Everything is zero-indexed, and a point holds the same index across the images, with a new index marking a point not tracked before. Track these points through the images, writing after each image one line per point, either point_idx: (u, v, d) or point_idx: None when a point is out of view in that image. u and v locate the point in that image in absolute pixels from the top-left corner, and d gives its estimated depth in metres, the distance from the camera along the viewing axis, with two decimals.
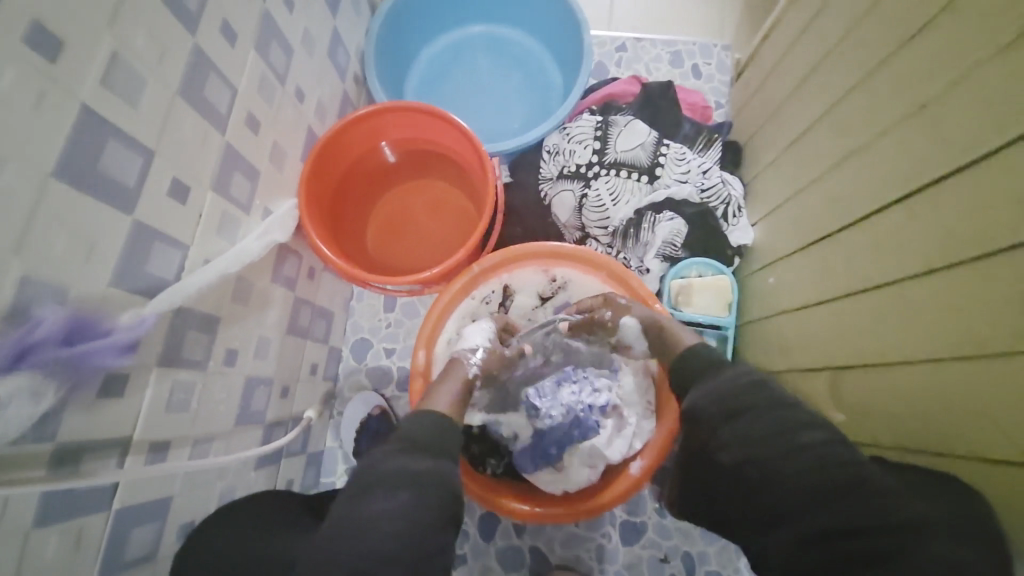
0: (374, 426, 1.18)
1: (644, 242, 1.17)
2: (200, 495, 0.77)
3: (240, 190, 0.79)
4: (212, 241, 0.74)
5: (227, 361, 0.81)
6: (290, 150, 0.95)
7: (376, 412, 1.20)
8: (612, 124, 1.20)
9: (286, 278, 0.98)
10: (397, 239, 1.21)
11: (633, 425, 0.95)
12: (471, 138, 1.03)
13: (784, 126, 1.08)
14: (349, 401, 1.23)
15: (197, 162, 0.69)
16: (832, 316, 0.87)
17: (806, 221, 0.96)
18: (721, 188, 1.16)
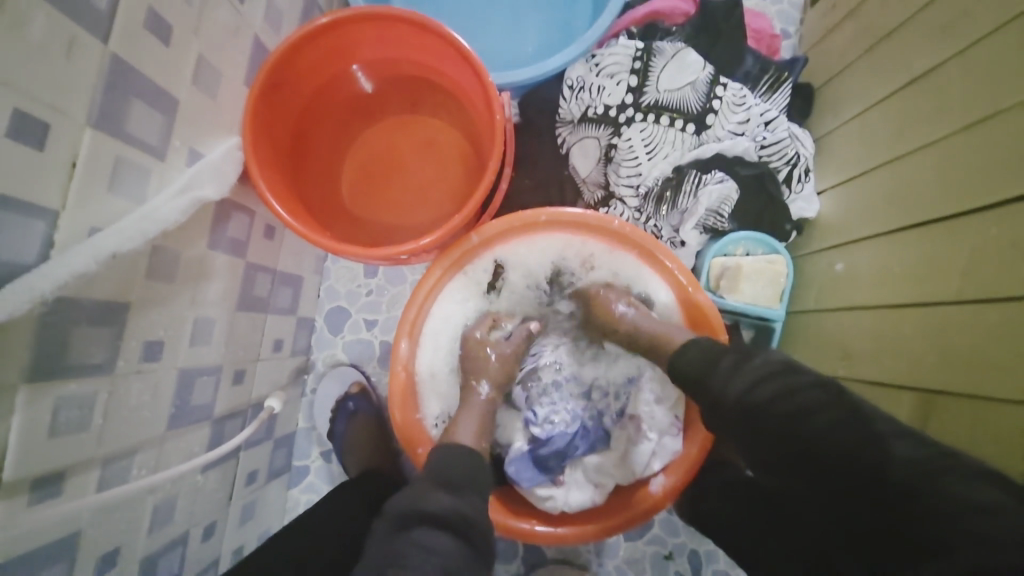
0: (352, 406, 1.02)
1: (682, 210, 0.94)
2: (123, 520, 0.63)
3: (145, 129, 0.57)
4: (105, 202, 0.53)
5: (148, 356, 0.62)
6: (229, 69, 0.70)
7: (354, 392, 1.04)
8: (656, 53, 0.93)
9: (233, 240, 0.76)
10: (377, 190, 0.97)
11: (654, 442, 0.77)
12: (473, 61, 0.77)
13: (886, 68, 0.85)
14: (324, 378, 1.07)
15: (55, 88, 0.47)
16: (928, 325, 0.69)
17: (905, 199, 0.76)
18: (788, 145, 0.93)
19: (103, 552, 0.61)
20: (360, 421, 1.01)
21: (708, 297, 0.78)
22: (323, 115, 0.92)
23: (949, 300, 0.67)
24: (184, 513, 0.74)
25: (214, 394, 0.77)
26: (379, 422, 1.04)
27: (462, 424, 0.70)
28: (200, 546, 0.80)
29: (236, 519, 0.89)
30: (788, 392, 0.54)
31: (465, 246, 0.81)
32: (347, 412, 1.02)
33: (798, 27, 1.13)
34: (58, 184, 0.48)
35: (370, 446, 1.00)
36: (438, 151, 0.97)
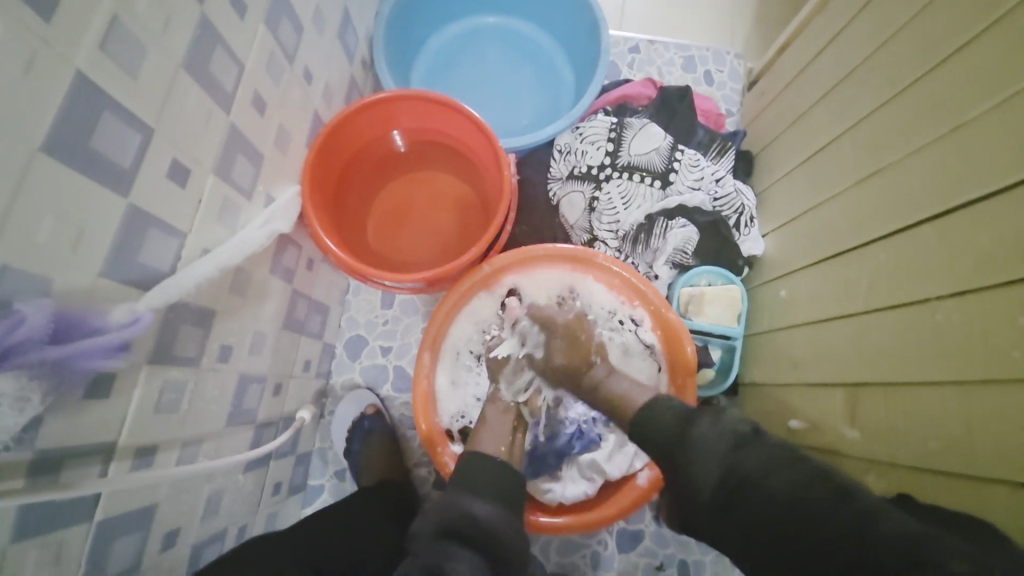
0: (367, 425, 1.13)
1: (654, 249, 1.14)
2: (186, 502, 0.72)
3: (242, 177, 0.74)
4: (212, 230, 0.69)
5: (221, 358, 0.75)
6: (296, 134, 0.90)
7: (370, 412, 1.15)
8: (626, 127, 1.17)
9: (285, 269, 0.92)
10: (399, 232, 1.15)
11: (636, 443, 0.92)
12: (487, 131, 0.98)
13: (800, 140, 1.10)
14: (341, 400, 1.18)
15: (195, 145, 0.64)
16: (850, 333, 0.87)
17: (826, 237, 0.97)
18: (736, 198, 1.16)
19: (168, 530, 0.70)
20: (375, 438, 1.11)
21: (679, 316, 0.95)
22: (358, 171, 1.11)
23: (860, 311, 0.85)
24: (226, 509, 0.83)
25: (259, 402, 0.89)
26: (393, 437, 1.15)
27: (484, 434, 0.81)
28: (232, 545, 0.87)
29: (260, 526, 0.97)
30: (746, 458, 0.62)
31: (480, 275, 0.97)
32: (363, 430, 1.13)
33: (738, 108, 1.40)
34: (188, 213, 0.64)
35: (384, 461, 1.09)
36: (451, 201, 1.17)
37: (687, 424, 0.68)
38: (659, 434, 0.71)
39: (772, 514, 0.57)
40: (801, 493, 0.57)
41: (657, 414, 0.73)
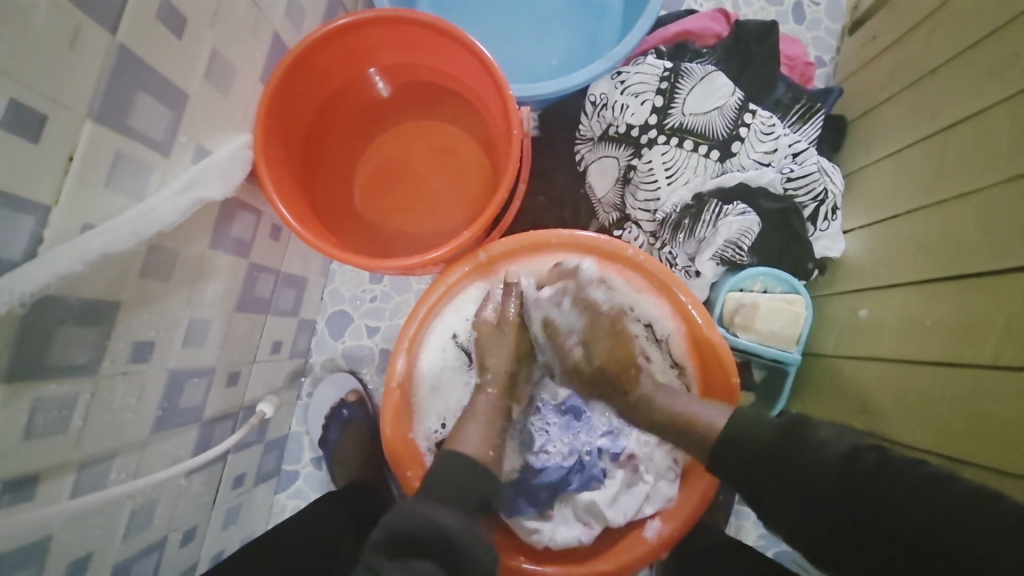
0: (346, 414, 1.01)
1: (699, 238, 0.90)
2: (99, 522, 0.62)
3: (150, 126, 0.55)
4: (100, 198, 0.52)
5: (136, 357, 0.60)
6: (244, 66, 0.69)
7: (350, 400, 1.02)
8: (683, 75, 0.90)
9: (235, 240, 0.74)
10: (389, 196, 0.94)
11: (649, 484, 0.73)
12: (494, 72, 0.74)
13: (925, 109, 0.82)
14: (321, 381, 1.05)
15: (57, 81, 0.45)
16: (963, 386, 0.66)
17: (941, 250, 0.73)
18: (817, 180, 0.89)
19: (74, 558, 0.60)
20: (353, 429, 1.00)
21: (722, 335, 0.74)
22: (336, 120, 0.91)
23: (985, 363, 0.63)
24: (163, 517, 0.72)
25: (205, 397, 0.75)
26: (372, 431, 1.02)
27: (466, 431, 0.65)
28: (178, 551, 0.78)
29: (219, 522, 0.86)
30: (799, 448, 0.53)
31: (472, 264, 0.78)
32: (341, 420, 1.01)
33: (834, 55, 1.08)
34: (51, 179, 0.47)
35: (361, 459, 0.98)
36: (454, 160, 0.95)
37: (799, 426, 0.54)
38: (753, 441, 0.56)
39: (922, 512, 0.46)
40: (936, 502, 0.46)
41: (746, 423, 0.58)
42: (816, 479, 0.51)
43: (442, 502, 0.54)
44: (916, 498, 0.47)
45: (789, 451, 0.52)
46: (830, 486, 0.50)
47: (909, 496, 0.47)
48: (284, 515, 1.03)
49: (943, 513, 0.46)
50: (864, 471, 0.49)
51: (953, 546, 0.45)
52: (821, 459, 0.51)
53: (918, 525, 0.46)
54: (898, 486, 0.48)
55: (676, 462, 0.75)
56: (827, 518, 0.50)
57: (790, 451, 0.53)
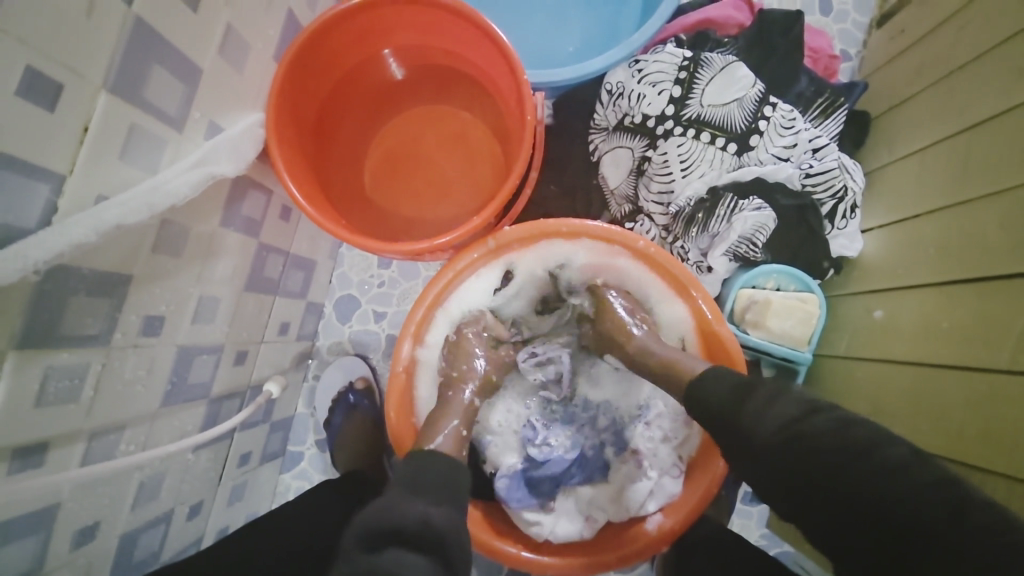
0: (352, 400, 1.01)
1: (712, 234, 0.89)
2: (109, 492, 0.63)
3: (164, 100, 0.55)
4: (114, 170, 0.52)
5: (146, 331, 0.61)
6: (259, 44, 0.69)
7: (359, 386, 1.03)
8: (703, 65, 0.88)
9: (246, 219, 0.74)
10: (400, 180, 0.94)
11: (652, 480, 0.72)
12: (509, 55, 0.73)
13: (953, 105, 0.79)
14: (327, 366, 1.06)
15: (75, 50, 0.46)
16: (982, 392, 0.63)
17: (964, 249, 0.71)
18: (837, 177, 0.87)
19: (83, 526, 0.61)
20: (357, 417, 1.01)
21: (732, 332, 0.72)
22: (349, 103, 0.90)
23: (1005, 368, 0.61)
24: (171, 490, 0.74)
25: (213, 374, 0.76)
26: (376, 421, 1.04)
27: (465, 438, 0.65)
28: (184, 524, 0.79)
29: (225, 497, 0.88)
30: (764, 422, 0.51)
31: (481, 251, 0.77)
32: (347, 405, 1.01)
33: (860, 49, 1.05)
34: (66, 148, 0.47)
35: (361, 444, 1.00)
36: (467, 146, 0.94)
37: (743, 391, 0.55)
38: (709, 400, 0.57)
39: (843, 476, 0.46)
40: (859, 469, 0.45)
41: (708, 386, 0.58)
42: (753, 443, 0.51)
43: (421, 495, 0.54)
44: (841, 464, 0.46)
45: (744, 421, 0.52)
46: (765, 449, 0.50)
47: (835, 464, 0.46)
48: (288, 494, 1.05)
49: (861, 477, 0.45)
50: (796, 435, 0.49)
51: (869, 511, 0.45)
52: (757, 422, 0.51)
53: (835, 489, 0.46)
54: (825, 452, 0.47)
55: (680, 456, 0.74)
56: (764, 479, 0.51)
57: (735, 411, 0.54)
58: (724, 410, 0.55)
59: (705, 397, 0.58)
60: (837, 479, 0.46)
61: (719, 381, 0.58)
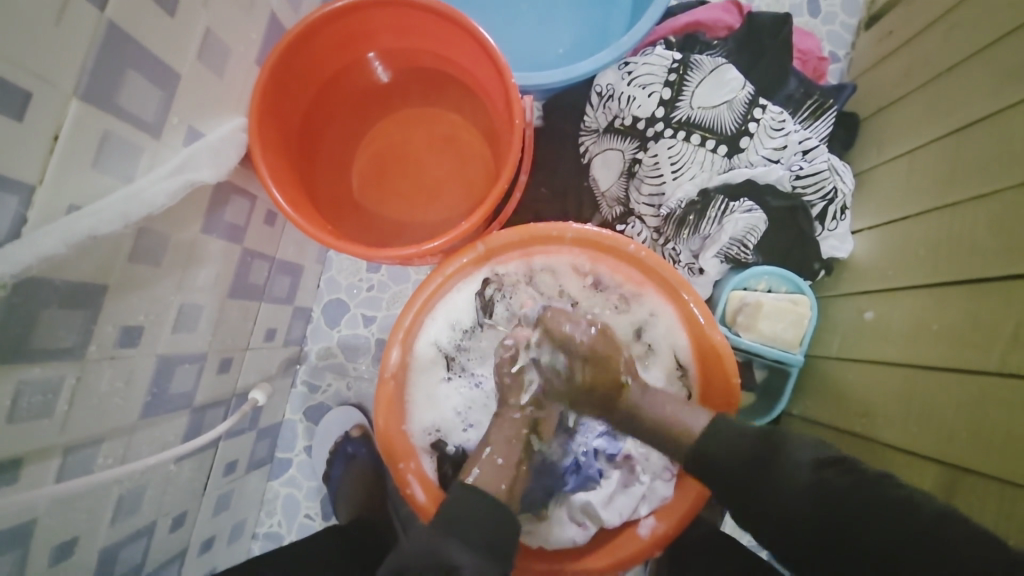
0: (351, 450, 0.99)
1: (704, 235, 0.89)
2: (87, 508, 0.61)
3: (139, 105, 0.54)
4: (87, 177, 0.50)
5: (123, 343, 0.59)
6: (240, 46, 0.67)
7: (355, 435, 1.01)
8: (692, 67, 0.88)
9: (229, 225, 0.72)
10: (388, 183, 0.92)
11: (645, 484, 0.73)
12: (497, 58, 0.72)
13: (940, 108, 0.79)
14: (328, 410, 1.04)
15: (44, 54, 0.44)
16: (971, 395, 0.64)
17: (952, 252, 0.71)
18: (827, 179, 0.87)
19: (61, 542, 0.59)
20: (356, 467, 0.98)
21: (724, 336, 0.71)
22: (334, 105, 0.88)
23: (993, 371, 0.61)
24: (153, 503, 0.72)
25: (196, 383, 0.74)
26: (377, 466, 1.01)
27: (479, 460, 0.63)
28: (167, 536, 0.77)
29: (210, 507, 0.86)
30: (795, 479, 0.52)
31: (469, 256, 0.76)
32: (346, 456, 0.99)
33: (848, 51, 1.06)
34: (36, 156, 0.45)
35: (366, 496, 0.95)
36: (455, 149, 0.93)
37: (773, 445, 0.55)
38: (725, 460, 0.56)
39: (883, 531, 0.48)
40: (897, 524, 0.48)
41: (719, 441, 0.58)
42: (782, 498, 0.52)
43: None
44: (880, 519, 0.48)
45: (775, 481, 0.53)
46: (799, 504, 0.51)
47: (866, 515, 0.49)
48: (276, 501, 1.02)
49: (893, 529, 0.48)
50: (830, 490, 0.51)
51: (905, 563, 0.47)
52: (788, 478, 0.52)
53: (873, 544, 0.48)
54: (858, 504, 0.50)
55: (671, 460, 0.73)
56: (794, 531, 0.52)
57: (763, 463, 0.54)
58: (747, 466, 0.54)
59: (720, 456, 0.57)
60: (871, 531, 0.48)
61: (737, 443, 0.57)
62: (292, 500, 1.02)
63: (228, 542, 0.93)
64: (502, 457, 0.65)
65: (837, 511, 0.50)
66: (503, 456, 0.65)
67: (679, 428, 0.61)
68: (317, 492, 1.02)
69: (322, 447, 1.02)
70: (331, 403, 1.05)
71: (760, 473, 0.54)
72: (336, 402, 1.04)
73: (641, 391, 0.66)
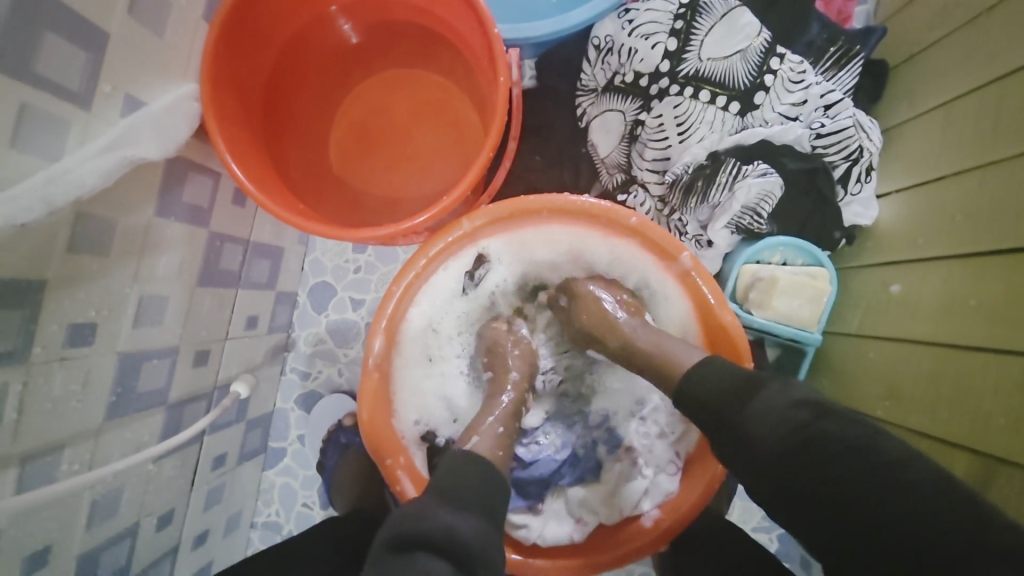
0: (344, 439, 0.94)
1: (713, 205, 0.80)
2: (57, 515, 0.58)
3: (63, 73, 0.47)
4: (4, 159, 0.44)
5: (74, 342, 0.54)
6: (180, 1, 0.59)
7: (348, 424, 0.95)
8: (702, 11, 0.78)
9: (188, 208, 0.66)
10: (367, 156, 0.85)
11: (648, 478, 0.67)
12: (478, 7, 0.63)
13: (981, 52, 0.70)
14: (320, 397, 0.99)
15: None
16: (1010, 375, 0.58)
17: (990, 217, 0.64)
18: (852, 136, 0.79)
19: (32, 551, 0.56)
20: (351, 455, 0.92)
21: (735, 315, 0.65)
22: (300, 68, 0.80)
23: None
24: (133, 504, 0.69)
25: (169, 379, 0.69)
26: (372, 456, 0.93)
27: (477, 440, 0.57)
28: (153, 534, 0.74)
29: (200, 502, 0.82)
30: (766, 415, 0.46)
31: (455, 235, 0.69)
32: (339, 445, 0.94)
33: None
34: None
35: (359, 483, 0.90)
36: (439, 115, 0.84)
37: (746, 387, 0.49)
38: (709, 394, 0.51)
39: (850, 479, 0.41)
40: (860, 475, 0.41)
41: (701, 381, 0.53)
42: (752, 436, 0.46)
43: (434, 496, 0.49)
44: (854, 469, 0.41)
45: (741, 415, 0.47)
46: (766, 441, 0.45)
47: (829, 467, 0.42)
48: (273, 491, 0.99)
49: (864, 480, 0.41)
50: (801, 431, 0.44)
51: (872, 515, 0.40)
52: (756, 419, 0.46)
53: (836, 494, 0.42)
54: (826, 449, 0.42)
55: (677, 453, 0.68)
56: (759, 471, 0.46)
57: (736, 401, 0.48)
58: (725, 404, 0.49)
59: (705, 390, 0.52)
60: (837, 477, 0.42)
61: (714, 385, 0.51)
62: (288, 490, 0.99)
63: (224, 535, 0.91)
64: (502, 426, 0.61)
65: (806, 458, 0.43)
66: (503, 424, 0.61)
67: (671, 359, 0.58)
68: (314, 481, 0.98)
69: (317, 436, 0.98)
70: (323, 390, 1.00)
71: (730, 411, 0.49)
72: (329, 389, 0.99)
73: (634, 331, 0.63)
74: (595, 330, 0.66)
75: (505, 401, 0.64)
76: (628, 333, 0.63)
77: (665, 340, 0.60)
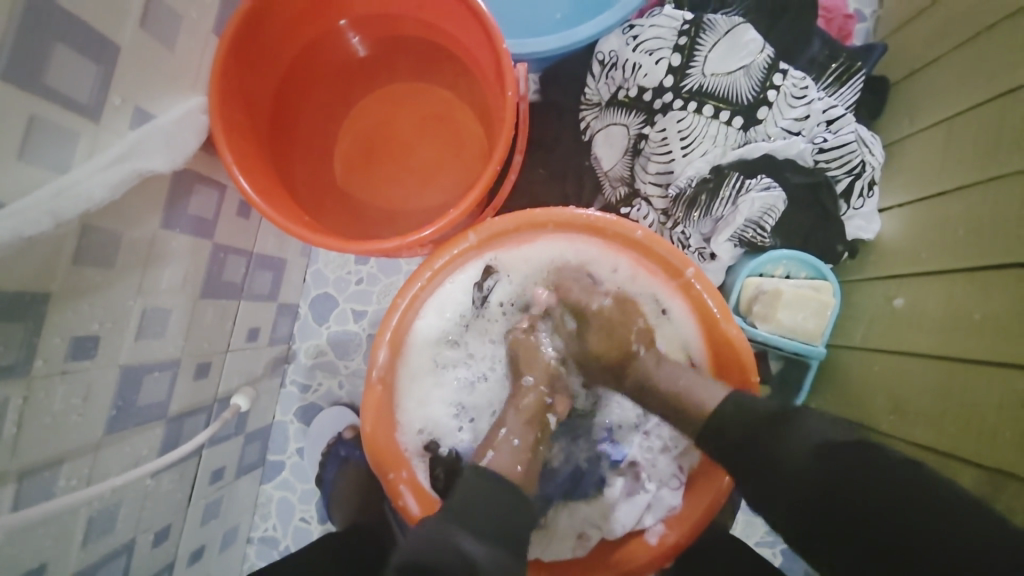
0: (344, 453, 0.93)
1: (716, 218, 0.81)
2: (53, 532, 0.56)
3: (71, 83, 0.46)
4: (13, 170, 0.43)
5: (75, 355, 0.53)
6: (192, 14, 0.59)
7: (348, 436, 0.94)
8: (705, 28, 0.79)
9: (193, 220, 0.65)
10: (372, 167, 0.85)
11: (650, 492, 0.67)
12: (487, 23, 0.64)
13: (981, 71, 0.71)
14: (320, 410, 0.98)
15: None
16: (1015, 390, 0.58)
17: (996, 232, 0.64)
18: (854, 151, 0.79)
19: (26, 570, 0.55)
20: (351, 469, 0.91)
21: (740, 329, 0.65)
22: (307, 81, 0.80)
23: None
24: (130, 520, 0.67)
25: (169, 391, 0.68)
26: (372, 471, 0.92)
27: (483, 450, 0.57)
28: (149, 551, 0.73)
29: (197, 517, 0.81)
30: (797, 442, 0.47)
31: (461, 247, 0.68)
32: (339, 459, 0.93)
33: (875, 9, 0.94)
34: None
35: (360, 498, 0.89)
36: (444, 128, 0.85)
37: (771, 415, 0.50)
38: (735, 434, 0.52)
39: (887, 502, 0.42)
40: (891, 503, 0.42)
41: (724, 423, 0.53)
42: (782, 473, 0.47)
43: None
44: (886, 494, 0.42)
45: (771, 443, 0.48)
46: (796, 470, 0.46)
47: (865, 490, 0.43)
48: (270, 505, 0.97)
49: (900, 504, 0.42)
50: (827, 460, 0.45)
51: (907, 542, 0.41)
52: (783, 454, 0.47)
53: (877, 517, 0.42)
54: (853, 479, 0.44)
55: (680, 468, 0.68)
56: (794, 510, 0.46)
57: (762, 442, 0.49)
58: (752, 444, 0.50)
59: (729, 430, 0.52)
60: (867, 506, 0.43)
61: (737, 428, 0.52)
62: (286, 504, 0.97)
63: (220, 551, 0.89)
64: (517, 437, 0.60)
65: (837, 492, 0.44)
66: (519, 436, 0.61)
67: (693, 399, 0.56)
68: (312, 495, 0.97)
69: (316, 450, 0.97)
70: (323, 403, 0.98)
71: (760, 442, 0.49)
72: (329, 402, 0.98)
73: (653, 363, 0.62)
74: (611, 356, 0.65)
75: (520, 409, 0.63)
76: (646, 364, 0.62)
77: (683, 376, 0.59)
